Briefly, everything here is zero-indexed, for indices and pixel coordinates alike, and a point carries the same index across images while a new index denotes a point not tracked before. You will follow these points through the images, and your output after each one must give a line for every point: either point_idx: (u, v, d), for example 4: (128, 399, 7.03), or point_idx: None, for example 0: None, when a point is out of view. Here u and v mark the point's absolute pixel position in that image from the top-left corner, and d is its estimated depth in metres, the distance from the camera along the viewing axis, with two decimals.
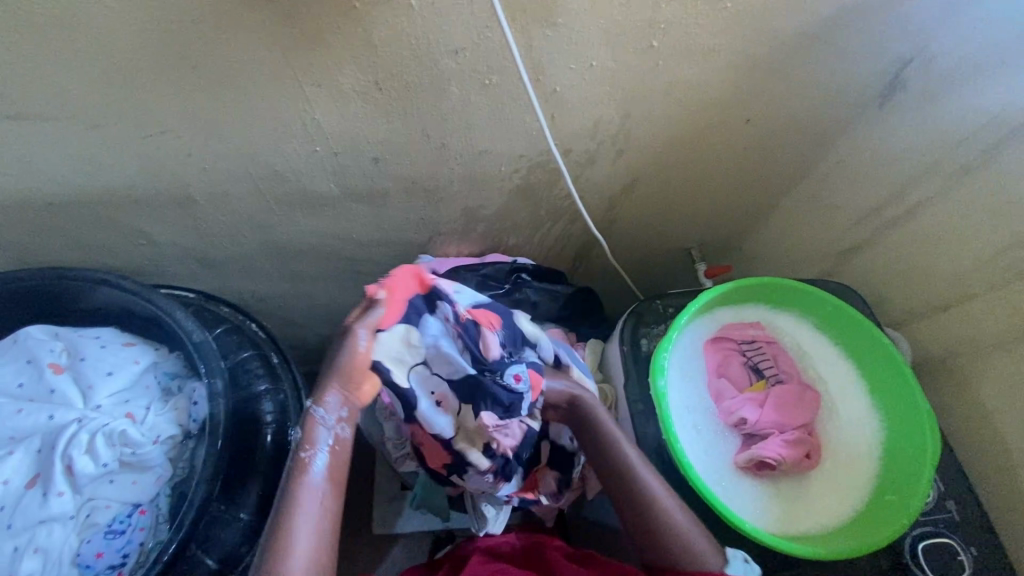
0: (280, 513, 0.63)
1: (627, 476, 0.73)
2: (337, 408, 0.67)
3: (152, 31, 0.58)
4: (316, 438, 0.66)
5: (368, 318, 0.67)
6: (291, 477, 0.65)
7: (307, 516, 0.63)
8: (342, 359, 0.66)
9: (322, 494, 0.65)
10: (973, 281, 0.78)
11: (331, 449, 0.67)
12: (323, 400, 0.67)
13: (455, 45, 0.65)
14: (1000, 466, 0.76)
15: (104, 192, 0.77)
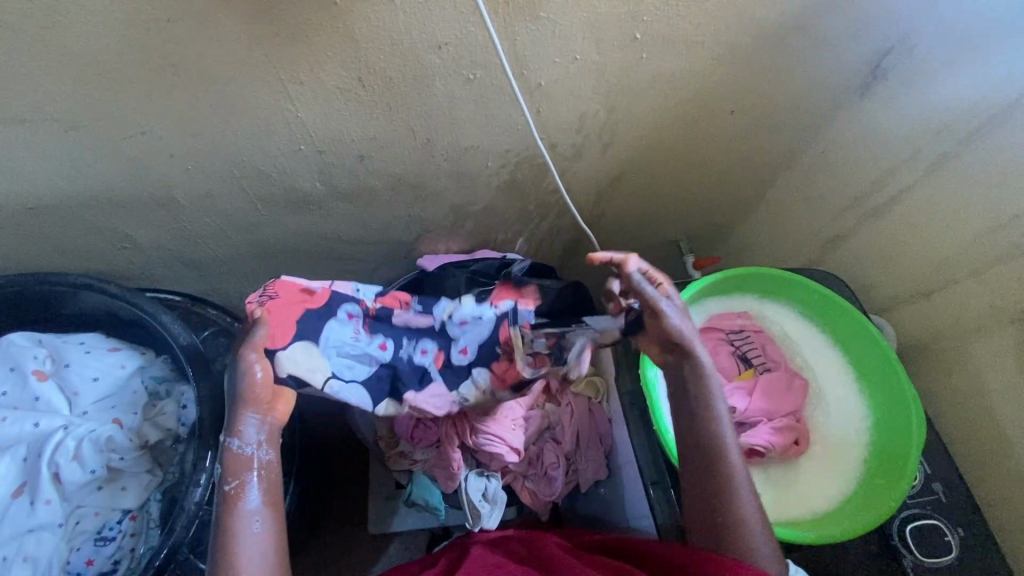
0: (222, 540, 0.58)
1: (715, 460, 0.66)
2: (254, 435, 0.62)
3: (129, 29, 0.57)
4: (237, 469, 0.61)
5: (251, 340, 0.63)
6: (224, 515, 0.60)
7: (251, 542, 0.59)
8: (240, 387, 0.62)
9: (263, 518, 0.60)
10: (956, 266, 0.79)
11: (260, 479, 0.62)
12: (237, 430, 0.62)
13: (438, 40, 0.64)
14: (984, 447, 0.78)
15: (85, 195, 0.76)
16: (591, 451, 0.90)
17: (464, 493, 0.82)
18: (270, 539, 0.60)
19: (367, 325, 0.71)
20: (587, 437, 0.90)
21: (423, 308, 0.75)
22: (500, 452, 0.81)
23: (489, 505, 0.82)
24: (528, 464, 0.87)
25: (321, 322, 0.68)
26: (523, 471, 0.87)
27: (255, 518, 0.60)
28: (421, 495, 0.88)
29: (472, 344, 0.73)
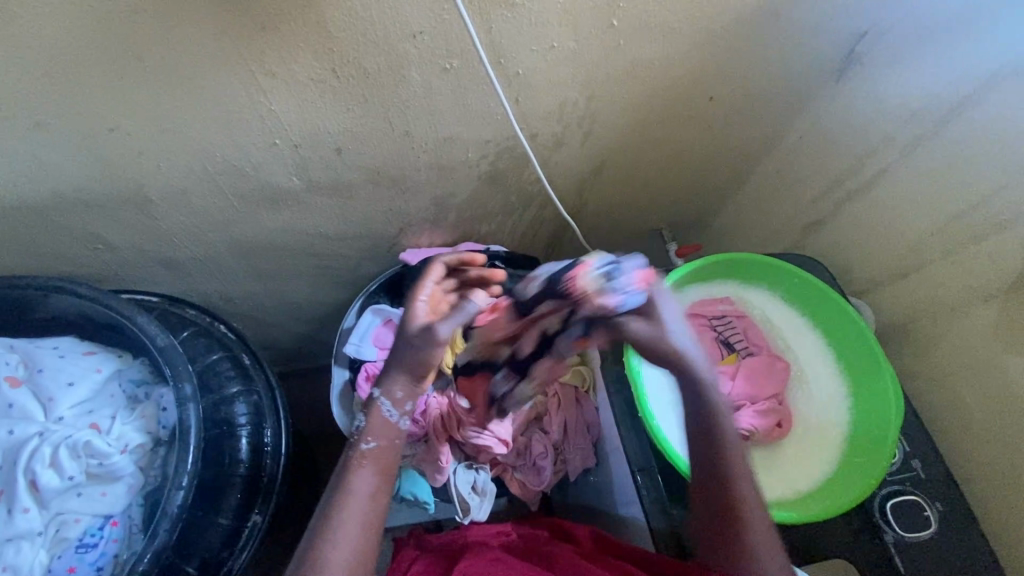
0: (334, 497, 0.63)
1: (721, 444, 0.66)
2: (400, 390, 0.66)
3: (90, 22, 0.55)
4: (375, 417, 0.66)
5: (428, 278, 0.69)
6: (349, 460, 0.65)
7: (352, 506, 0.62)
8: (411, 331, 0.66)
9: (373, 485, 0.64)
10: (930, 247, 0.80)
11: (383, 436, 0.66)
12: (388, 380, 0.66)
13: (414, 28, 0.63)
14: (959, 422, 0.80)
15: (54, 196, 0.73)
16: (579, 439, 0.89)
17: (453, 488, 0.83)
18: (370, 512, 0.63)
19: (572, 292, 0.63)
20: (574, 425, 0.90)
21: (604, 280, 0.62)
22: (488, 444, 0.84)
23: (478, 497, 0.84)
24: (516, 455, 0.89)
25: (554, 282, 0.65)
26: (511, 462, 0.88)
27: (366, 480, 0.64)
28: (408, 490, 0.87)
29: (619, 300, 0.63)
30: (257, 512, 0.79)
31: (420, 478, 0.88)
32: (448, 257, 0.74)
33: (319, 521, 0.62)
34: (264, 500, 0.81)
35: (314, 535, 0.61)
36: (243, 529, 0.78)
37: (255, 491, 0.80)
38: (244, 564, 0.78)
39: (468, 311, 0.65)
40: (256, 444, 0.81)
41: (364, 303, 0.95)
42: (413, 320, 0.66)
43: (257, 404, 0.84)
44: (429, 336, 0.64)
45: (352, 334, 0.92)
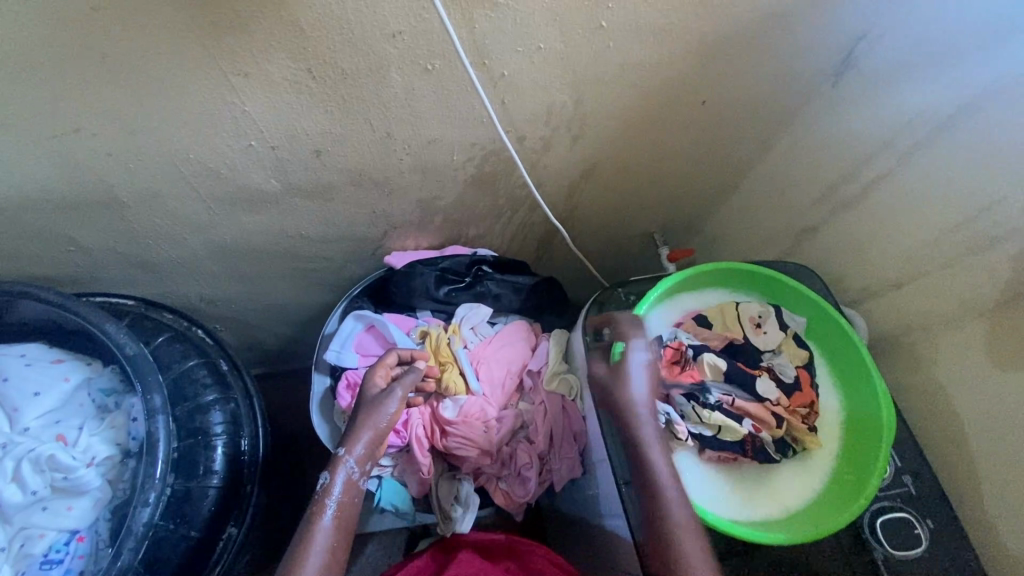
0: (296, 546, 0.67)
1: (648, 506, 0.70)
2: (360, 454, 0.74)
3: (49, 19, 0.52)
4: (336, 476, 0.72)
5: (384, 358, 0.81)
6: (313, 508, 0.70)
7: (315, 552, 0.66)
8: (370, 399, 0.77)
9: (333, 535, 0.68)
10: (926, 258, 0.78)
11: (344, 491, 0.71)
12: (351, 443, 0.74)
13: (393, 28, 0.61)
14: (951, 436, 0.78)
15: (19, 197, 0.70)
16: (566, 449, 0.86)
17: (434, 498, 0.83)
18: (335, 544, 0.68)
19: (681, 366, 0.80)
20: (562, 434, 0.86)
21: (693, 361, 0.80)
22: (470, 455, 0.83)
23: (462, 508, 0.82)
24: (499, 465, 0.86)
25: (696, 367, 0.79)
26: (495, 472, 0.86)
27: (326, 530, 0.68)
28: (387, 501, 0.83)
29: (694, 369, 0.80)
30: (232, 524, 0.78)
31: (401, 488, 0.84)
32: (402, 348, 0.84)
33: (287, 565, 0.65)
34: (240, 510, 0.79)
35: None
36: (218, 541, 0.76)
37: (230, 503, 0.78)
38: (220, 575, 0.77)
39: (400, 394, 0.78)
40: (232, 452, 0.80)
41: (347, 307, 0.93)
42: (372, 386, 0.79)
43: (234, 412, 0.82)
44: (379, 406, 0.76)
45: (332, 341, 0.89)
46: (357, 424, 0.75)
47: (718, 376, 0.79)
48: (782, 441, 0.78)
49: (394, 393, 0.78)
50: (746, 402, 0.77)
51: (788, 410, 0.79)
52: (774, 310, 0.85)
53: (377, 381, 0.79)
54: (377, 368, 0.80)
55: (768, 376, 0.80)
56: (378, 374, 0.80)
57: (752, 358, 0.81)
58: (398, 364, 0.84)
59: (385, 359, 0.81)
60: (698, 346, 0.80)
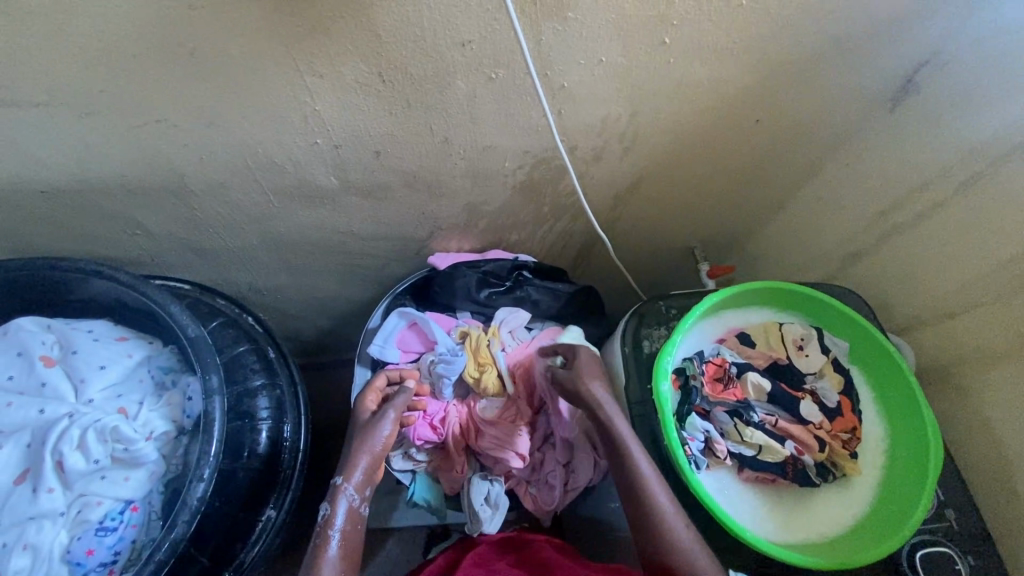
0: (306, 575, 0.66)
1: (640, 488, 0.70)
2: (358, 478, 0.75)
3: (147, 17, 0.56)
4: (337, 506, 0.73)
5: (371, 384, 0.84)
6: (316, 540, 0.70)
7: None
8: (361, 427, 0.80)
9: (340, 563, 0.68)
10: (979, 289, 0.77)
11: (347, 519, 0.72)
12: (349, 471, 0.76)
13: (463, 37, 0.63)
14: (998, 473, 0.77)
15: (98, 181, 0.74)
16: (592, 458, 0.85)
17: (466, 498, 0.82)
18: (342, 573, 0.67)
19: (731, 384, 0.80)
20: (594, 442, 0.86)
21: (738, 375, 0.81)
22: (502, 457, 0.84)
23: (490, 509, 0.82)
24: (530, 470, 0.87)
25: (744, 386, 0.80)
26: (526, 477, 0.87)
27: (334, 556, 0.68)
28: (420, 496, 0.85)
29: (743, 390, 0.80)
30: (271, 507, 0.81)
31: (433, 486, 0.86)
32: (389, 369, 0.87)
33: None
34: (279, 494, 0.82)
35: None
36: (257, 522, 0.79)
37: (270, 486, 0.81)
38: (256, 556, 0.79)
39: (391, 416, 0.80)
40: (275, 436, 0.82)
41: (390, 304, 0.94)
42: (363, 412, 0.82)
43: (279, 398, 0.85)
44: (372, 430, 0.79)
45: (376, 336, 0.91)
46: (351, 452, 0.77)
47: (760, 396, 0.80)
48: (821, 466, 0.79)
49: (382, 416, 0.80)
50: (788, 424, 0.78)
51: (830, 435, 0.80)
52: (817, 334, 0.85)
53: (368, 407, 0.82)
54: (365, 394, 0.83)
55: (811, 399, 0.81)
56: (367, 401, 0.83)
57: (795, 380, 0.82)
58: (387, 386, 0.86)
59: (372, 384, 0.84)
60: (741, 364, 0.82)
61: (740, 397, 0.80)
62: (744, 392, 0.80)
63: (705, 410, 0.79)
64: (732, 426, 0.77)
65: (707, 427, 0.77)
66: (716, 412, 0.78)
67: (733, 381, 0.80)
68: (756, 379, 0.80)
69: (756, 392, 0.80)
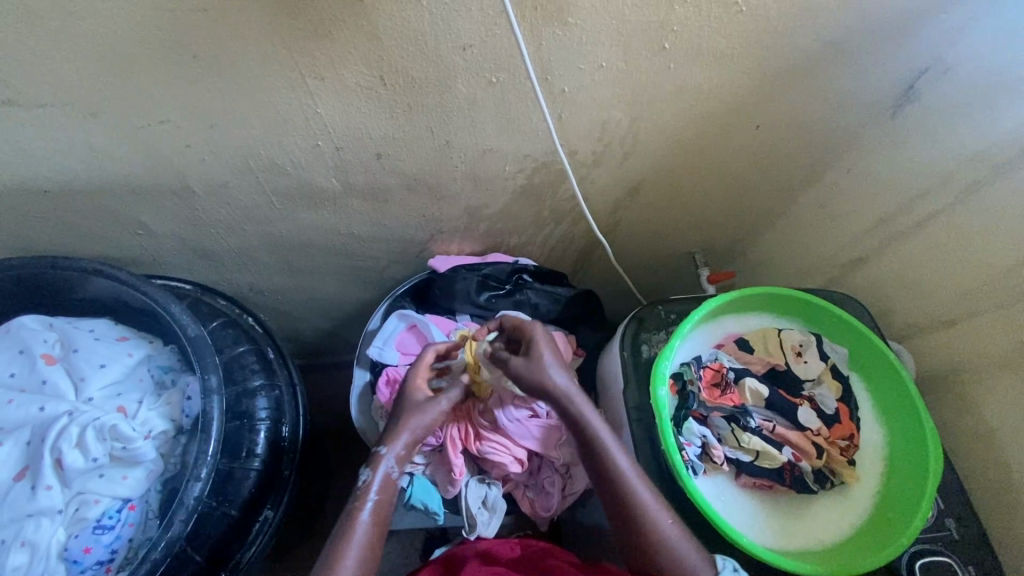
0: (337, 539, 0.67)
1: (617, 484, 0.70)
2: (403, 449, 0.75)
3: (151, 19, 0.56)
4: (376, 474, 0.73)
5: (422, 356, 0.82)
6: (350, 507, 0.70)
7: (354, 547, 0.66)
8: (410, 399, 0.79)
9: (368, 533, 0.68)
10: (981, 297, 0.77)
11: (384, 489, 0.72)
12: (394, 441, 0.75)
13: (464, 41, 0.63)
14: (999, 481, 0.77)
15: (101, 181, 0.75)
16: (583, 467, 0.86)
17: (463, 499, 0.82)
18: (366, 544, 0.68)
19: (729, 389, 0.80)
20: None
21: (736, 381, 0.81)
22: (501, 461, 0.84)
23: (487, 513, 0.82)
24: (527, 473, 0.87)
25: (742, 392, 0.80)
26: (522, 480, 0.87)
27: (367, 521, 0.69)
28: (419, 498, 0.83)
29: (742, 396, 0.80)
30: (268, 507, 0.81)
31: (431, 488, 0.85)
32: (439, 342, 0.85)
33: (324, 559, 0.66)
34: (276, 494, 0.82)
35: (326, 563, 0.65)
36: (254, 523, 0.79)
37: (269, 485, 0.81)
38: (252, 557, 0.80)
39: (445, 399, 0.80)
40: (274, 436, 0.83)
41: (390, 306, 0.95)
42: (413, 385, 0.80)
43: (278, 399, 0.85)
44: (422, 408, 0.78)
45: (375, 337, 0.92)
46: (398, 422, 0.77)
47: (757, 402, 0.80)
48: (818, 472, 0.78)
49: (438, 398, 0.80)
50: (786, 430, 0.78)
51: (828, 441, 0.79)
52: (815, 339, 0.85)
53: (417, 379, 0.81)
54: (417, 366, 0.82)
55: (809, 406, 0.81)
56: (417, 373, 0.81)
57: (793, 386, 0.82)
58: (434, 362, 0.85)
59: (425, 355, 0.82)
60: (739, 369, 0.82)
61: (738, 402, 0.79)
62: (742, 398, 0.80)
63: (702, 416, 0.79)
64: (730, 431, 0.77)
65: (703, 432, 0.77)
66: (713, 418, 0.78)
67: (732, 386, 0.80)
68: (754, 384, 0.80)
69: (755, 398, 0.80)
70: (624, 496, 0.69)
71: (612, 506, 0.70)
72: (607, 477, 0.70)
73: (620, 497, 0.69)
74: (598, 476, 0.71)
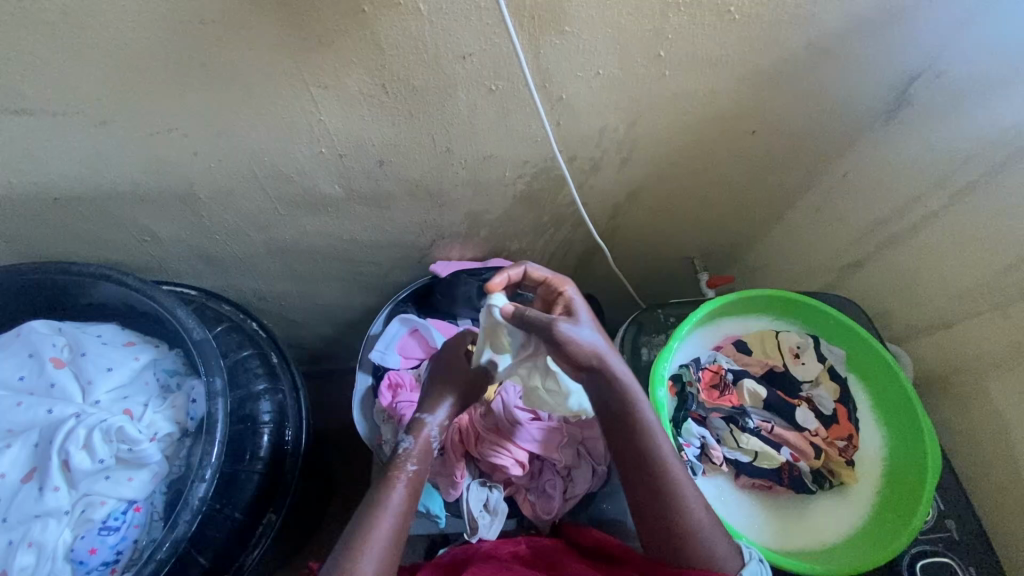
0: (367, 511, 0.65)
1: (659, 475, 0.65)
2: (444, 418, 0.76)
3: (160, 29, 0.58)
4: (417, 439, 0.73)
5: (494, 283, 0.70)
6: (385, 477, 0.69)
7: (391, 516, 0.65)
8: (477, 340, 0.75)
9: (404, 503, 0.67)
10: (977, 299, 0.78)
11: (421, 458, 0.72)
12: (439, 407, 0.77)
13: (463, 50, 0.65)
14: (999, 482, 0.77)
15: (109, 188, 0.77)
16: (585, 470, 0.86)
17: (465, 503, 0.82)
18: (398, 526, 0.65)
19: (727, 390, 0.81)
20: (587, 450, 0.88)
21: (734, 382, 0.82)
22: (503, 464, 0.84)
23: (489, 516, 0.82)
24: (529, 477, 0.87)
25: (740, 393, 0.81)
26: (524, 483, 0.86)
27: (405, 491, 0.68)
28: (421, 501, 0.83)
29: (739, 397, 0.81)
30: (271, 511, 0.82)
31: (433, 491, 0.85)
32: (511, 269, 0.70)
33: (355, 522, 0.64)
34: (280, 497, 0.83)
35: (357, 526, 0.63)
36: (256, 527, 0.80)
37: (272, 488, 0.82)
38: (255, 561, 0.80)
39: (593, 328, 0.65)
40: (277, 441, 0.83)
41: (392, 311, 0.95)
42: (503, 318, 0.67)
43: (281, 403, 0.86)
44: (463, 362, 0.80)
45: (378, 341, 0.92)
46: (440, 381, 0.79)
47: (755, 403, 0.81)
48: (817, 473, 0.79)
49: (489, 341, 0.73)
50: (784, 431, 0.78)
51: (826, 442, 0.80)
52: (812, 341, 0.85)
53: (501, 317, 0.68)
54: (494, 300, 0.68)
55: (807, 406, 0.81)
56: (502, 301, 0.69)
57: (791, 387, 0.83)
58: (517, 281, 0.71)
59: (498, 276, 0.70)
60: (738, 370, 0.83)
61: (734, 403, 0.80)
62: (739, 398, 0.81)
63: (700, 416, 0.79)
64: (729, 430, 0.78)
65: (701, 432, 0.77)
66: (712, 418, 0.79)
67: (728, 387, 0.81)
68: (752, 385, 0.81)
69: (752, 398, 0.80)
70: (664, 486, 0.65)
71: (648, 492, 0.65)
72: (650, 469, 0.65)
73: (659, 488, 0.65)
74: (638, 466, 0.65)
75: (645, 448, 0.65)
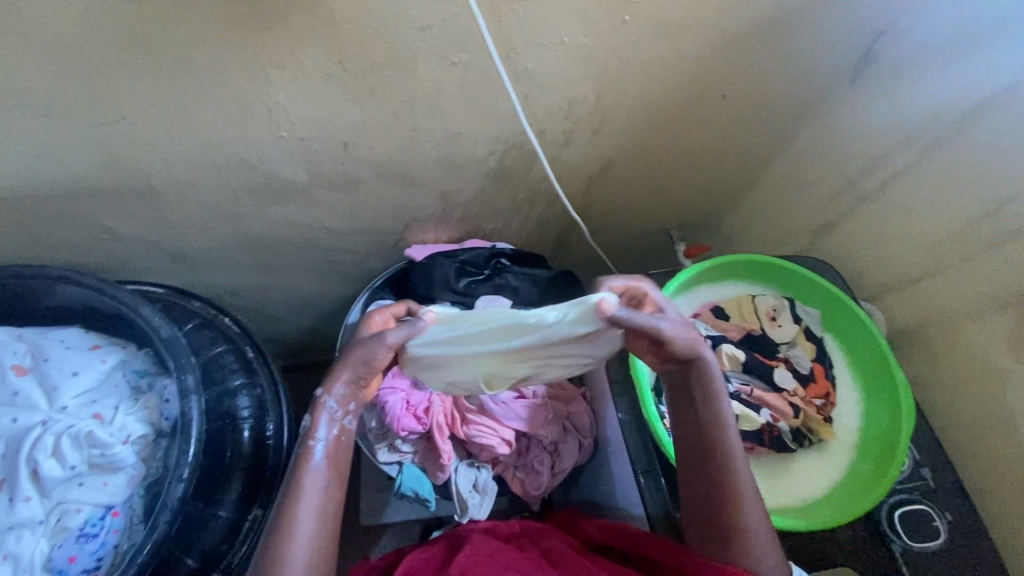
0: (283, 503, 0.61)
1: (720, 460, 0.66)
2: (343, 403, 0.65)
3: (98, 13, 0.55)
4: (318, 418, 0.64)
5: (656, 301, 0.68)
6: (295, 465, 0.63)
7: (305, 514, 0.60)
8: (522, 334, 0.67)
9: (326, 487, 0.62)
10: (945, 254, 0.80)
11: (331, 435, 0.64)
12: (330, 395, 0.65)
13: (422, 22, 0.63)
14: (970, 430, 0.80)
15: (61, 186, 0.73)
16: (572, 444, 0.87)
17: (454, 484, 0.82)
18: (322, 511, 0.61)
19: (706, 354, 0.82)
20: (573, 425, 0.89)
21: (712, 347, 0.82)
22: (489, 444, 0.83)
23: (479, 495, 0.83)
24: (516, 454, 0.87)
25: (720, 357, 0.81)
26: (513, 461, 0.86)
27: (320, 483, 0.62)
28: (410, 486, 0.84)
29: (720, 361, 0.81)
30: (257, 507, 0.79)
31: (422, 475, 0.85)
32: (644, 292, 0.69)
33: (274, 522, 0.60)
34: (266, 493, 0.80)
35: (275, 522, 0.60)
36: (243, 523, 0.78)
37: (257, 485, 0.80)
38: (245, 558, 0.78)
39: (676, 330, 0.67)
40: (258, 436, 0.82)
41: (368, 299, 0.94)
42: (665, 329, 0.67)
43: (260, 397, 0.84)
44: (365, 345, 0.66)
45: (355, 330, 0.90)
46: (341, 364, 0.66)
47: (735, 366, 0.81)
48: (797, 431, 0.80)
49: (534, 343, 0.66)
50: (763, 392, 0.79)
51: (804, 401, 0.82)
52: (788, 303, 0.87)
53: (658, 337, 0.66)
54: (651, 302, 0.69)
55: (785, 366, 0.83)
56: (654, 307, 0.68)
57: (769, 349, 0.84)
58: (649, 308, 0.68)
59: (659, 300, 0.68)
60: (717, 336, 0.83)
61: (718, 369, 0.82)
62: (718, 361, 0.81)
63: None
64: None
65: None
66: None
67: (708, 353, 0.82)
68: (731, 348, 0.82)
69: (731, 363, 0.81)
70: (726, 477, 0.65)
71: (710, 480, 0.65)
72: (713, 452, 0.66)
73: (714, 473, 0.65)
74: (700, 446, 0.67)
75: (715, 426, 0.67)
